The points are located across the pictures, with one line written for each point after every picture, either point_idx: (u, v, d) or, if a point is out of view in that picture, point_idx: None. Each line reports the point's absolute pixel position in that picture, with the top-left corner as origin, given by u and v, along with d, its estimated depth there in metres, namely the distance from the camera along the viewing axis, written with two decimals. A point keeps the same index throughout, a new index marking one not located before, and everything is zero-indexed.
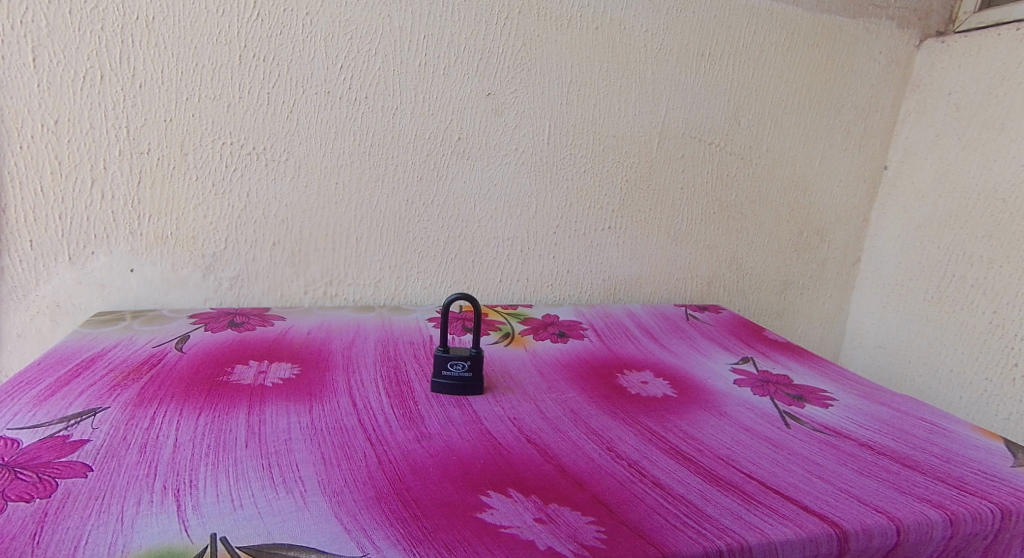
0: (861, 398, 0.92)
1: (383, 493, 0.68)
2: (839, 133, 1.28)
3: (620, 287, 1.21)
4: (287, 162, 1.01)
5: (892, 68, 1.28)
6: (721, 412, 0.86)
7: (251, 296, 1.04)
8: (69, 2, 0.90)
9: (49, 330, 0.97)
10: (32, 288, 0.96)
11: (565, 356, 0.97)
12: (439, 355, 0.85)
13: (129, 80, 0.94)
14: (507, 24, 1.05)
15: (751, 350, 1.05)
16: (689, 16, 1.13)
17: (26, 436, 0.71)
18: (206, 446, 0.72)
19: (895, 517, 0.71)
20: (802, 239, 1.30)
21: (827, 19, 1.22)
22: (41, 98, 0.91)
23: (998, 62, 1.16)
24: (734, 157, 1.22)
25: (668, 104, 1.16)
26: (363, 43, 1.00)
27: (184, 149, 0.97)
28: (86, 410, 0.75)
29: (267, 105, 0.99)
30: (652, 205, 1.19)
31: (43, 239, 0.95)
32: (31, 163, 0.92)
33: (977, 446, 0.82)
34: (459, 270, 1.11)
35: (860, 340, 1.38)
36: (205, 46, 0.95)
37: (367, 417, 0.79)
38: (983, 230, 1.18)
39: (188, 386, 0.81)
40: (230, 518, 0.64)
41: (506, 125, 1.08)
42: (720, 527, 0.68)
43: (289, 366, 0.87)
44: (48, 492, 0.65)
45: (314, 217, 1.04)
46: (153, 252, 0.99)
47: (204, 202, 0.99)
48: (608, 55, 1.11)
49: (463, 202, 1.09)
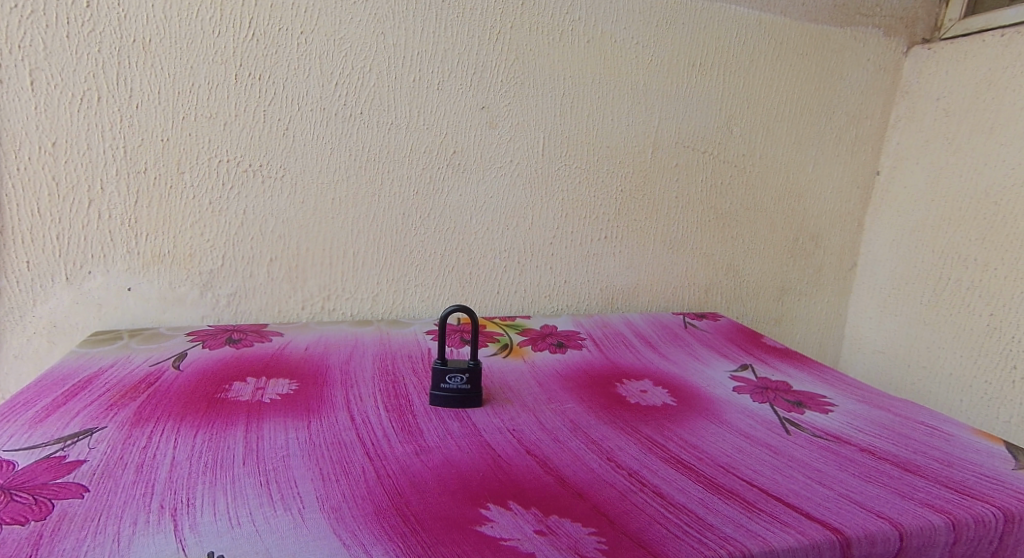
0: (862, 403, 0.92)
1: (382, 508, 0.68)
2: (833, 139, 1.28)
3: (618, 296, 1.21)
4: (283, 178, 1.01)
5: (884, 74, 1.28)
6: (721, 420, 0.86)
7: (248, 311, 1.04)
8: (66, 25, 0.90)
9: (46, 350, 0.97)
10: (30, 308, 0.96)
11: (564, 366, 0.97)
12: (437, 368, 0.85)
13: (126, 101, 0.94)
14: (499, 39, 1.06)
15: (749, 357, 1.05)
16: (680, 27, 1.14)
17: (23, 458, 0.71)
18: (204, 464, 0.72)
19: (897, 522, 0.70)
20: (798, 245, 1.30)
21: (817, 27, 1.22)
22: (38, 120, 0.92)
23: (986, 67, 1.17)
24: (729, 165, 1.22)
25: (662, 114, 1.16)
26: (356, 60, 1.01)
27: (181, 168, 0.97)
28: (83, 430, 0.75)
29: (262, 123, 0.99)
30: (647, 213, 1.19)
31: (40, 259, 0.95)
32: (30, 186, 0.93)
33: (979, 450, 0.82)
34: (457, 282, 1.11)
35: (860, 345, 1.37)
36: (201, 66, 0.96)
37: (366, 432, 0.79)
38: (978, 233, 1.18)
39: (185, 405, 0.81)
40: (227, 536, 0.64)
41: (501, 138, 1.09)
42: (721, 536, 0.67)
43: (287, 381, 0.87)
44: (44, 513, 0.65)
45: (311, 233, 1.04)
46: (150, 271, 0.99)
47: (201, 219, 0.99)
48: (600, 67, 1.11)
49: (459, 215, 1.09)
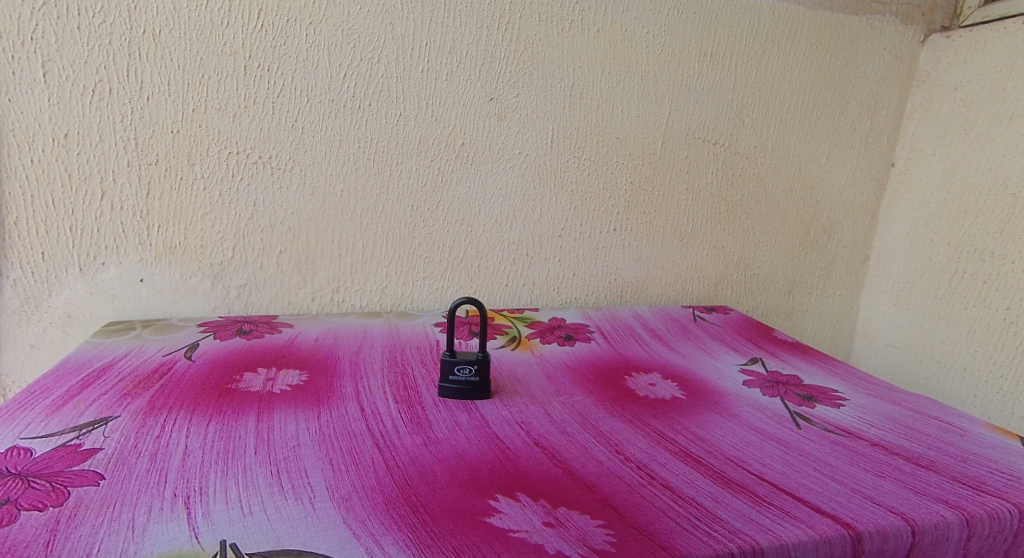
0: (873, 398, 0.92)
1: (392, 499, 0.69)
2: (845, 131, 1.28)
3: (627, 289, 1.21)
4: (293, 170, 1.01)
5: (896, 65, 1.27)
6: (730, 414, 0.86)
7: (259, 303, 1.05)
8: (78, 17, 0.91)
9: (60, 340, 0.98)
10: (44, 299, 0.97)
11: (573, 359, 0.97)
12: (446, 360, 0.85)
13: (137, 93, 0.94)
14: (508, 30, 1.06)
15: (759, 350, 1.04)
16: (690, 17, 1.13)
17: (39, 445, 0.71)
18: (216, 454, 0.72)
19: (910, 517, 0.70)
20: (810, 238, 1.30)
21: (830, 17, 1.21)
22: (51, 112, 0.92)
23: (1004, 58, 1.16)
24: (739, 156, 1.21)
25: (672, 105, 1.16)
26: (365, 50, 1.01)
27: (191, 159, 0.98)
28: (98, 419, 0.76)
29: (272, 115, 0.99)
30: (657, 206, 1.19)
31: (53, 250, 0.96)
32: (43, 177, 0.93)
33: (993, 445, 0.82)
34: (465, 274, 1.12)
35: (871, 339, 1.37)
36: (210, 58, 0.96)
37: (376, 423, 0.79)
38: (995, 226, 1.17)
39: (197, 395, 0.82)
40: (240, 524, 0.64)
41: (510, 129, 1.09)
42: (732, 529, 0.67)
43: (297, 373, 0.88)
44: (60, 500, 0.65)
45: (321, 225, 1.04)
46: (162, 262, 1.00)
47: (212, 211, 1.00)
48: (609, 57, 1.11)
49: (468, 207, 1.09)
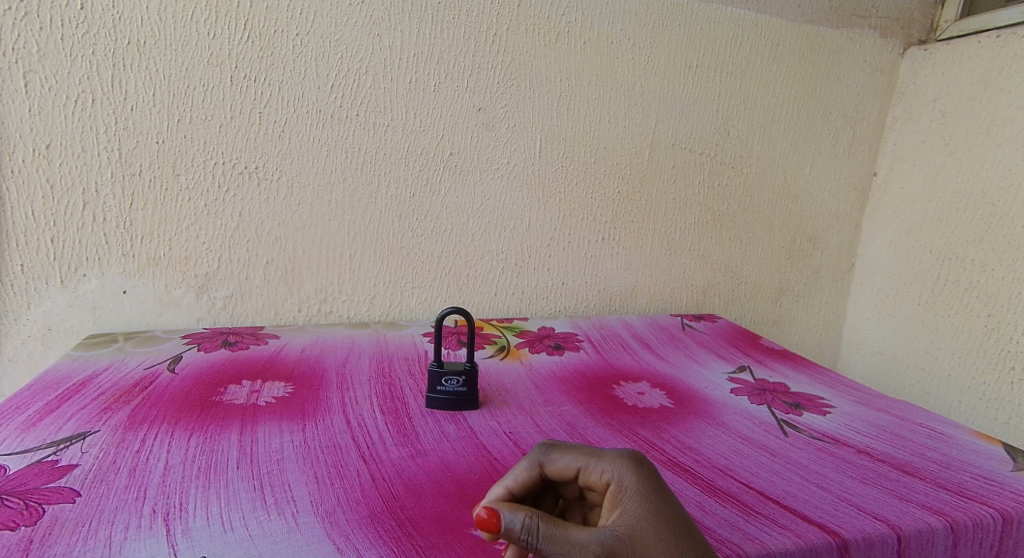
0: (860, 405, 0.91)
1: (377, 512, 0.68)
2: (830, 140, 1.28)
3: (616, 298, 1.20)
4: (279, 181, 1.01)
5: (879, 76, 1.28)
6: (718, 422, 0.85)
7: (244, 315, 1.04)
8: (60, 28, 0.90)
9: (40, 353, 0.97)
10: (24, 312, 0.95)
11: (561, 368, 0.96)
12: (433, 371, 0.85)
13: (121, 103, 0.94)
14: (496, 41, 1.05)
15: (747, 358, 1.04)
16: (676, 29, 1.13)
17: (14, 462, 0.70)
18: (197, 468, 0.71)
19: (895, 524, 0.70)
20: (796, 246, 1.30)
21: (812, 29, 1.22)
22: (31, 122, 0.91)
23: (980, 70, 1.16)
24: (725, 166, 1.21)
25: (658, 116, 1.16)
26: (353, 61, 1.00)
27: (176, 170, 0.97)
28: (75, 434, 0.75)
29: (257, 125, 0.99)
30: (644, 215, 1.19)
31: (34, 262, 0.94)
32: (24, 189, 0.92)
33: (976, 451, 0.82)
34: (453, 285, 1.11)
35: (857, 346, 1.37)
36: (195, 68, 0.95)
37: (362, 435, 0.78)
38: (975, 233, 1.18)
39: (180, 409, 0.80)
40: (220, 540, 0.64)
41: (497, 140, 1.08)
42: (719, 539, 0.67)
43: (283, 385, 0.87)
44: (34, 518, 0.64)
45: (307, 235, 1.03)
46: (145, 273, 0.99)
47: (197, 222, 0.99)
48: (597, 68, 1.11)
49: (456, 216, 1.09)
